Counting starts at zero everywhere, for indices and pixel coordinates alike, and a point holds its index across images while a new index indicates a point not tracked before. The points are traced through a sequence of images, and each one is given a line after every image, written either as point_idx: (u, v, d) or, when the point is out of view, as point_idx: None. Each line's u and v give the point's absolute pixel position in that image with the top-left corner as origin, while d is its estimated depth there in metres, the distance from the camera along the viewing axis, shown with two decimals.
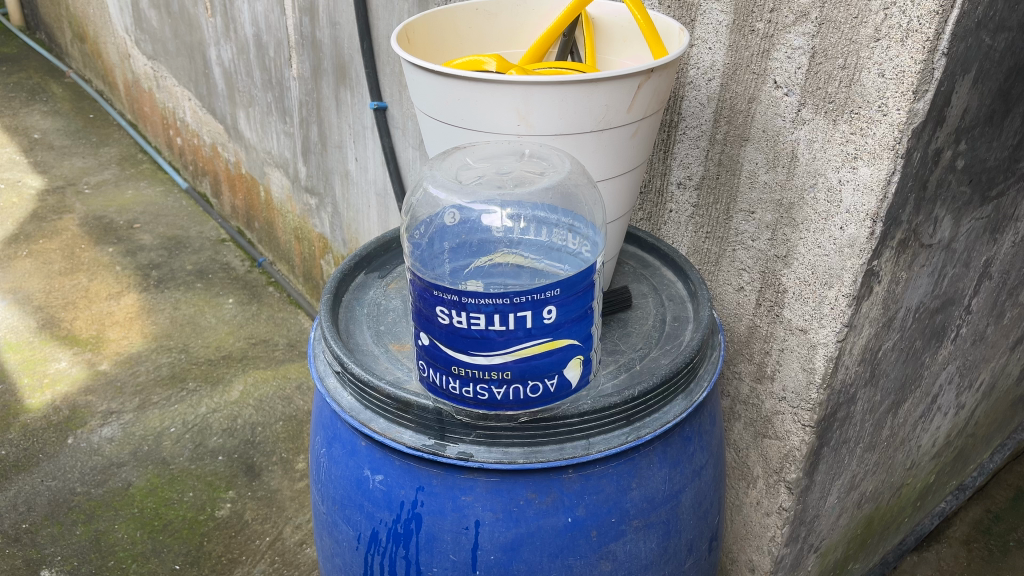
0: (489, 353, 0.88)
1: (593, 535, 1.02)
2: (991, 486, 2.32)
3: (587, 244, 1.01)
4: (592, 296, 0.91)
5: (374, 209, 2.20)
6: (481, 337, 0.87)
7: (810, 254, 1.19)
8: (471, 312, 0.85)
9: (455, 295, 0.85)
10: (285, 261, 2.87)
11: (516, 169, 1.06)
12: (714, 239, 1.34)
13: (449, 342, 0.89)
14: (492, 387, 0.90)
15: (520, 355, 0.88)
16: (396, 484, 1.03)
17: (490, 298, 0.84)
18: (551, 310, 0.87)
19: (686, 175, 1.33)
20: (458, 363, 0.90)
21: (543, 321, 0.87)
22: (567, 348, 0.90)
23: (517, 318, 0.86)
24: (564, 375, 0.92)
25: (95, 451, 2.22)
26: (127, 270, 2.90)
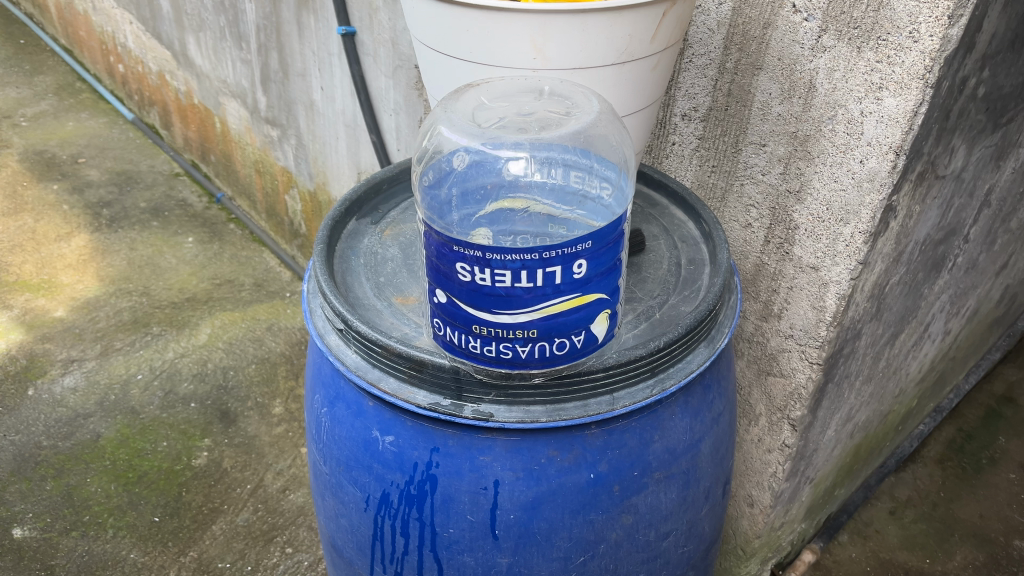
0: (514, 311, 0.82)
1: (615, 490, 0.99)
2: (962, 406, 2.36)
3: (608, 187, 0.94)
4: (622, 246, 0.85)
5: (344, 141, 2.09)
6: (506, 295, 0.81)
7: (825, 189, 1.15)
8: (496, 269, 0.79)
9: (478, 251, 0.79)
10: (244, 196, 2.73)
11: (540, 110, 0.99)
12: (720, 173, 1.27)
13: (470, 301, 0.83)
14: (516, 346, 0.85)
15: (547, 313, 0.82)
16: (408, 445, 0.98)
17: (517, 254, 0.78)
18: (581, 264, 0.80)
19: (691, 106, 1.26)
20: (479, 322, 0.84)
21: (572, 276, 0.81)
22: (595, 304, 0.85)
23: (546, 274, 0.80)
24: (591, 331, 0.87)
25: (59, 403, 2.13)
26: (76, 209, 2.74)
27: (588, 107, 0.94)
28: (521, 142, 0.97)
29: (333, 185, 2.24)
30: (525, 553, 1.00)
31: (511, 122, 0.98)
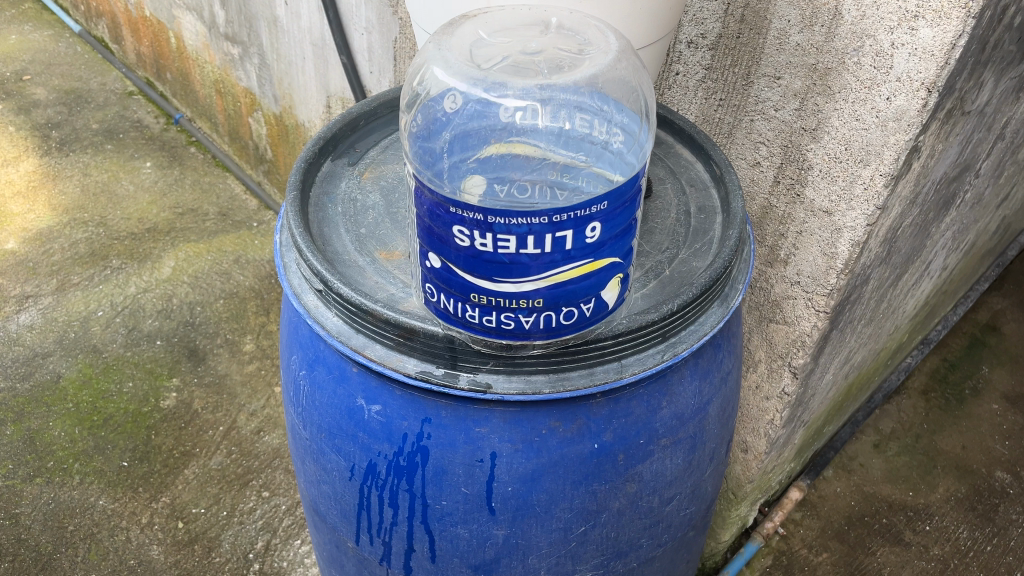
0: (519, 280, 0.73)
1: (619, 459, 0.92)
2: (947, 335, 2.33)
3: (620, 133, 0.84)
4: (638, 204, 0.76)
5: (311, 62, 1.94)
6: (510, 262, 0.72)
7: (845, 127, 1.05)
8: (499, 234, 0.70)
9: (478, 214, 0.69)
10: (205, 117, 2.57)
11: (547, 47, 0.86)
12: (728, 107, 1.17)
13: (468, 268, 0.74)
14: (519, 317, 0.76)
15: (556, 281, 0.73)
16: (397, 415, 0.90)
17: (523, 218, 0.69)
18: (594, 228, 0.71)
19: (699, 32, 1.15)
20: (478, 290, 0.75)
21: (584, 241, 0.72)
22: (607, 269, 0.76)
23: (556, 239, 0.71)
24: (602, 298, 0.78)
25: (15, 342, 2.01)
26: (22, 131, 2.56)
27: (604, 44, 0.83)
28: (530, 88, 0.83)
29: (300, 109, 2.09)
30: (523, 525, 0.93)
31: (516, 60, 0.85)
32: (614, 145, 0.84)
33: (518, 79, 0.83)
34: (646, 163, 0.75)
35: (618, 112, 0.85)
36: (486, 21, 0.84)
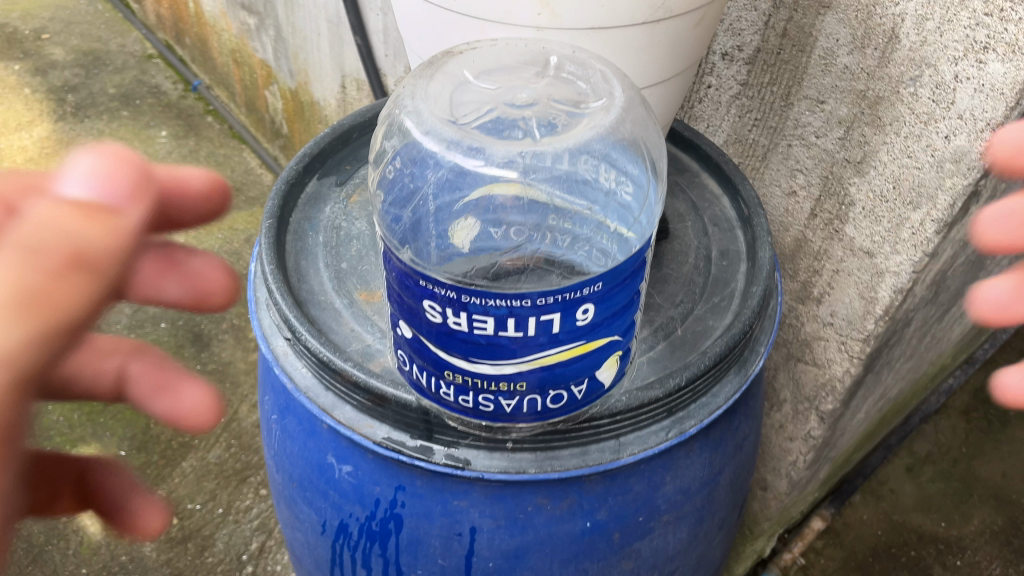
0: (499, 362, 0.63)
1: (615, 537, 0.83)
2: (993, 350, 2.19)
3: (628, 184, 0.78)
4: (643, 275, 0.65)
5: (326, 39, 1.83)
6: (488, 344, 0.62)
7: (894, 163, 0.92)
8: (475, 313, 0.60)
9: (451, 291, 0.59)
10: (223, 86, 2.48)
11: (543, 92, 0.77)
12: (764, 128, 1.05)
13: (441, 344, 0.64)
14: (499, 399, 0.66)
15: (541, 365, 0.63)
16: (369, 479, 0.81)
17: (502, 299, 0.59)
18: (586, 310, 0.61)
19: (735, 44, 1.03)
20: (452, 368, 0.65)
21: (574, 324, 0.62)
22: (603, 349, 0.66)
23: (540, 322, 0.60)
24: (596, 379, 0.68)
25: None
26: (38, 94, 2.49)
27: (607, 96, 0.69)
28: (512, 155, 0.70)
29: (315, 86, 1.99)
30: None
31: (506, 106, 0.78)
32: (620, 193, 0.78)
33: (501, 142, 0.69)
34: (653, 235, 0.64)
35: (628, 161, 0.77)
36: (471, 59, 0.72)
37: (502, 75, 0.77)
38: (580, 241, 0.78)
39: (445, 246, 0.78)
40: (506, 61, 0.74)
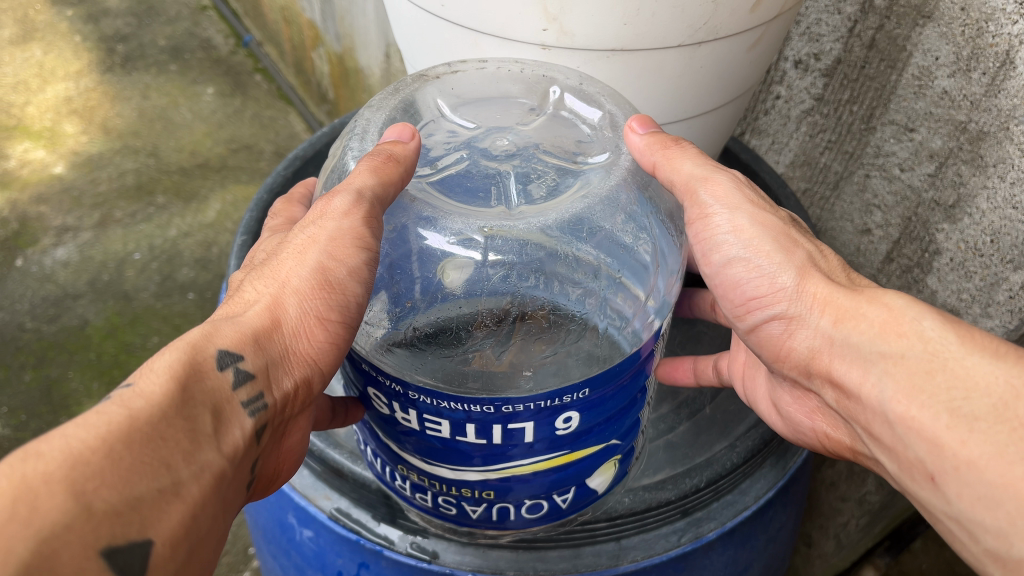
0: (459, 466, 0.54)
1: None
2: None
3: (646, 240, 0.64)
4: (646, 371, 0.55)
5: (371, 5, 1.70)
6: (445, 447, 0.53)
7: (994, 213, 0.76)
8: (426, 413, 0.51)
9: (396, 385, 0.50)
10: (272, 43, 2.37)
11: (533, 139, 0.72)
12: (838, 153, 0.90)
13: (393, 436, 0.55)
14: (462, 503, 0.57)
15: (508, 475, 0.53)
16: (331, 549, 0.70)
17: (458, 404, 0.49)
18: (568, 419, 0.51)
19: (813, 51, 0.87)
20: (407, 462, 0.56)
21: (553, 435, 0.51)
22: (595, 455, 0.55)
23: (506, 432, 0.50)
24: (587, 485, 0.58)
25: (47, 279, 1.91)
26: (88, 42, 2.43)
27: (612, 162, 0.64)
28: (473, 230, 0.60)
29: (360, 52, 1.86)
30: None
31: (482, 149, 0.71)
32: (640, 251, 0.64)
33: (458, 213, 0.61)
34: (664, 323, 0.58)
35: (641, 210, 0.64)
36: (453, 86, 0.70)
37: (487, 114, 0.73)
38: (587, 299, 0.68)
39: (431, 291, 0.66)
40: (495, 93, 0.71)
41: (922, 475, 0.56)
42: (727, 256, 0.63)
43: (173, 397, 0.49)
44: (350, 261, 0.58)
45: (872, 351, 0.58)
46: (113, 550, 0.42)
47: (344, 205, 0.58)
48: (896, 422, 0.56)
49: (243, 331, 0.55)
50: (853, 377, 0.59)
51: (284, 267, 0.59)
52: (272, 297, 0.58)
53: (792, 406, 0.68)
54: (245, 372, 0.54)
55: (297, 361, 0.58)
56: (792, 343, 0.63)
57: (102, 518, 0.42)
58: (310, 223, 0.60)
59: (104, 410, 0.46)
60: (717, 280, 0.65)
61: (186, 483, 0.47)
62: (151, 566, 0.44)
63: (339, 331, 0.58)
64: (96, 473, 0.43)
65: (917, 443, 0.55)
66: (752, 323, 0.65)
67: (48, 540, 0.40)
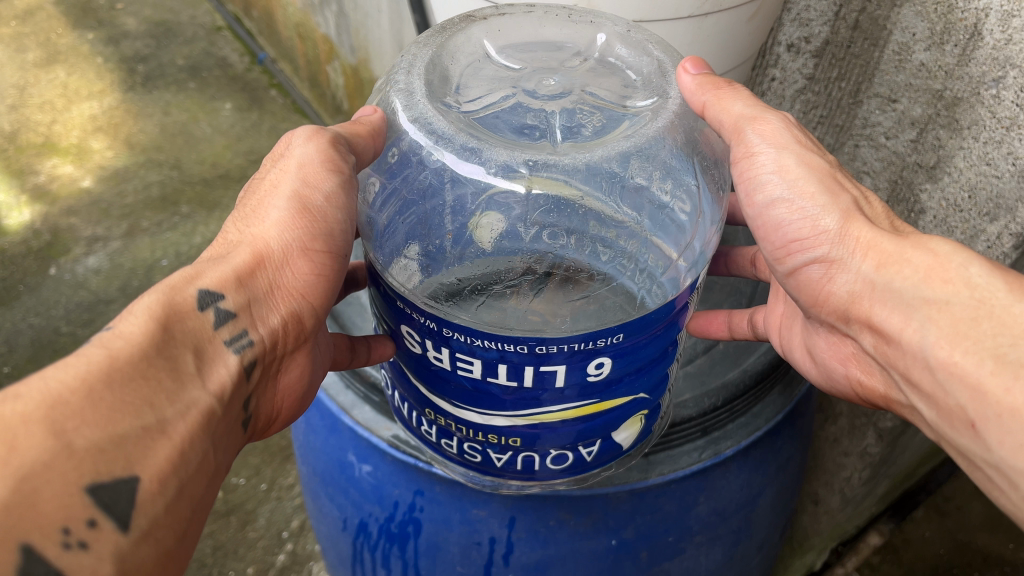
0: (490, 411, 0.62)
1: (643, 557, 0.78)
2: None
3: (684, 202, 0.74)
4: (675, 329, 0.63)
5: (386, 16, 1.80)
6: (477, 390, 0.61)
7: (971, 170, 0.85)
8: (459, 353, 0.58)
9: (431, 323, 0.58)
10: (287, 60, 2.47)
11: (577, 81, 0.79)
12: (830, 127, 0.99)
13: (425, 378, 0.63)
14: (489, 450, 0.65)
15: (537, 420, 0.62)
16: (388, 481, 0.79)
17: (493, 345, 0.56)
18: (602, 366, 0.58)
19: (803, 35, 0.96)
20: (436, 406, 0.65)
21: (585, 379, 0.59)
22: (624, 407, 0.64)
23: (537, 374, 0.58)
24: (613, 438, 0.66)
25: (80, 285, 2.00)
26: (110, 63, 2.53)
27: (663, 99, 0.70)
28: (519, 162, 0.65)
29: (375, 63, 1.97)
30: None
31: (529, 90, 0.78)
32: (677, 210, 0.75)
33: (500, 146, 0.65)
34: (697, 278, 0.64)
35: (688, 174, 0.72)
36: (499, 26, 0.78)
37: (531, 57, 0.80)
38: (622, 263, 0.81)
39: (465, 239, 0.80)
40: (533, 39, 0.80)
41: (963, 423, 0.62)
42: (771, 200, 0.68)
43: (150, 341, 0.58)
44: (324, 186, 0.68)
45: (917, 297, 0.63)
46: (97, 484, 0.52)
47: (305, 135, 0.70)
48: (938, 368, 0.62)
49: (223, 273, 0.66)
50: (897, 323, 0.65)
51: (262, 203, 0.70)
52: (255, 238, 0.69)
53: (827, 351, 0.74)
54: (224, 311, 0.65)
55: (281, 290, 0.68)
56: (832, 287, 0.68)
57: (81, 456, 0.51)
58: (281, 167, 0.71)
59: (88, 352, 0.56)
60: (759, 224, 0.70)
61: (170, 421, 0.57)
62: (142, 492, 0.54)
63: (315, 252, 0.69)
64: (71, 415, 0.52)
65: (960, 389, 0.61)
66: (792, 267, 0.70)
67: (32, 477, 0.49)
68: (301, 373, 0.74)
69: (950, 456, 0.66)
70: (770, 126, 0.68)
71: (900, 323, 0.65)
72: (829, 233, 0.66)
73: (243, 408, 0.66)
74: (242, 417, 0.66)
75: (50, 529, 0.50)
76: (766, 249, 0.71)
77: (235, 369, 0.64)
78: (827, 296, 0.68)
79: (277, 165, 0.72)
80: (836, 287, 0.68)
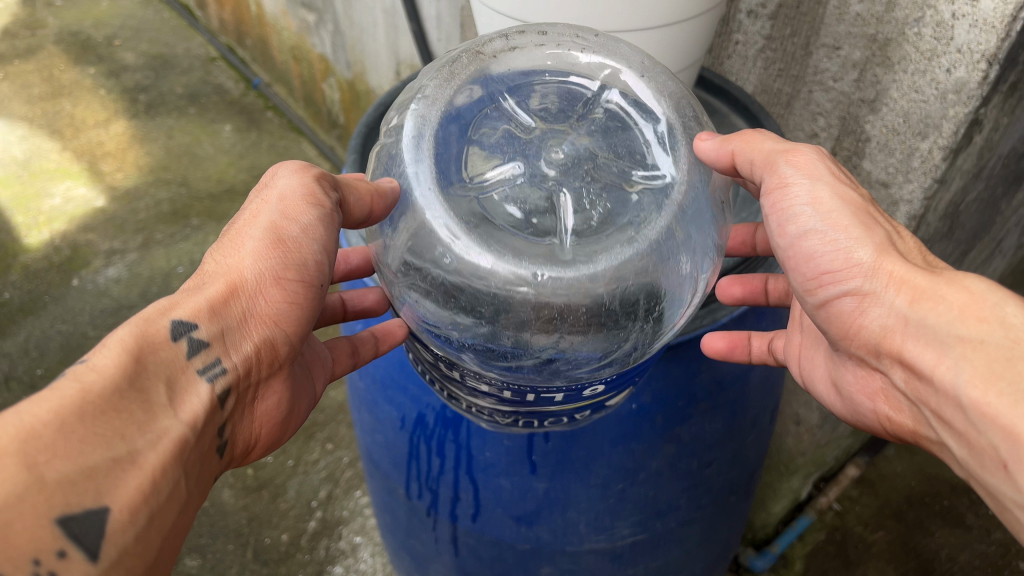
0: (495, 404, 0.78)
1: (658, 420, 0.95)
2: None
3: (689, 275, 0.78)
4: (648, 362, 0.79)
5: (382, 29, 1.98)
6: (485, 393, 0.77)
7: (904, 99, 1.04)
8: (473, 375, 0.74)
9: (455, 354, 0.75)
10: (281, 82, 2.65)
11: (586, 151, 0.85)
12: (787, 78, 1.18)
13: (439, 371, 0.79)
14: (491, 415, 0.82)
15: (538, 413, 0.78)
16: None
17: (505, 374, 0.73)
18: (597, 387, 0.74)
19: (759, 2, 1.15)
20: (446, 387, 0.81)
21: (584, 395, 0.75)
22: (614, 395, 0.80)
23: (540, 395, 0.74)
24: (603, 405, 0.82)
25: (102, 293, 2.12)
26: (113, 94, 2.69)
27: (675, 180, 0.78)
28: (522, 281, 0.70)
29: (371, 75, 2.15)
30: (563, 479, 0.97)
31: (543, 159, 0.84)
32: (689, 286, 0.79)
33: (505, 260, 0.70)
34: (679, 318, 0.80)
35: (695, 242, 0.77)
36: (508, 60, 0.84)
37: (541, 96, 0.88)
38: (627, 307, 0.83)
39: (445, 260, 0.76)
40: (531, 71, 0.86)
41: (997, 464, 0.69)
42: (806, 231, 0.77)
43: (120, 369, 0.69)
44: (301, 219, 0.78)
45: (951, 334, 0.71)
46: (68, 515, 0.63)
47: (294, 172, 0.81)
48: (971, 408, 0.69)
49: (196, 304, 0.76)
50: (930, 359, 0.73)
51: (242, 236, 0.80)
52: (229, 270, 0.79)
53: (857, 382, 0.85)
54: (197, 340, 0.76)
55: (257, 320, 0.78)
56: (866, 319, 0.77)
57: (50, 488, 0.62)
58: (262, 199, 0.81)
59: (63, 385, 0.67)
60: (793, 254, 0.79)
61: (141, 451, 0.68)
62: (111, 519, 0.65)
63: (290, 290, 0.79)
64: (44, 448, 0.62)
65: (993, 430, 0.68)
66: (826, 298, 0.79)
67: (7, 509, 0.60)
68: (276, 400, 0.85)
69: (980, 491, 0.73)
70: (806, 158, 0.79)
71: (934, 359, 0.73)
72: (863, 267, 0.75)
73: (216, 433, 0.78)
74: (216, 441, 0.78)
75: (19, 560, 0.61)
76: (798, 280, 0.80)
77: (206, 398, 0.75)
78: (860, 328, 0.77)
79: (258, 195, 0.82)
80: (869, 319, 0.77)
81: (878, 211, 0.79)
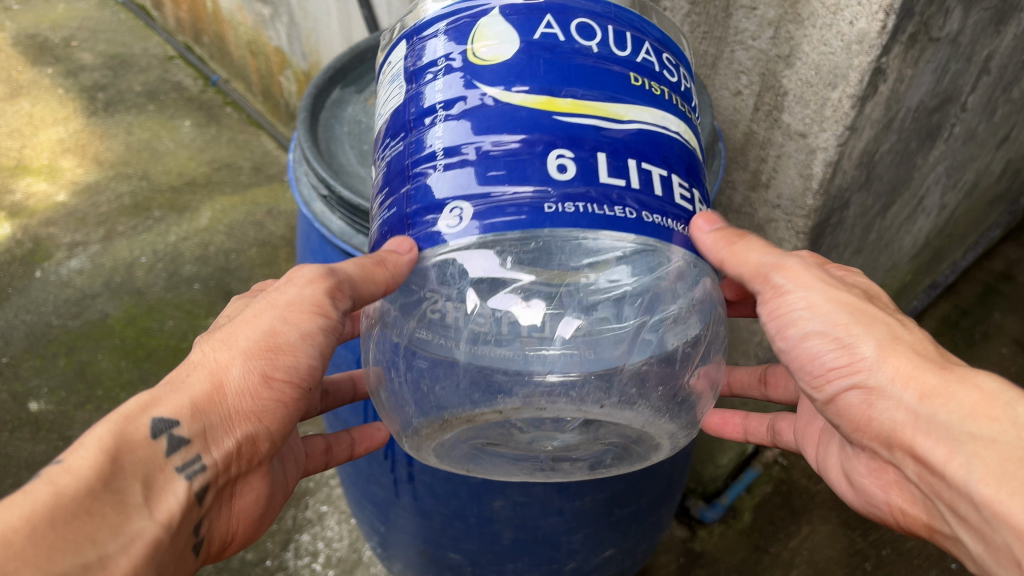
0: None
1: None
2: (974, 270, 2.28)
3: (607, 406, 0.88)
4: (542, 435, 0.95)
5: (335, 18, 2.04)
6: None
7: (814, 52, 1.12)
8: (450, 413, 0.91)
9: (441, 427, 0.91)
10: (239, 78, 2.70)
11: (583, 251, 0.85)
12: (712, 40, 1.27)
13: None
14: None
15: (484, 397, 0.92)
16: None
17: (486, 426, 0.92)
18: None
19: None
20: None
21: None
22: None
23: None
24: None
25: (66, 284, 2.16)
26: (71, 93, 2.72)
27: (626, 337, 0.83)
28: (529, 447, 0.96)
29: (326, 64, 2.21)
30: None
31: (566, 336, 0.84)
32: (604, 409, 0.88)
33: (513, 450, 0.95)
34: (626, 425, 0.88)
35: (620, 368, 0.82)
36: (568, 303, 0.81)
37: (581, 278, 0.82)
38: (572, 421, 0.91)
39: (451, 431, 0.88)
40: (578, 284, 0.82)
41: (1012, 562, 0.67)
42: (807, 332, 0.76)
43: (96, 470, 0.66)
44: (303, 327, 0.75)
45: (962, 432, 0.69)
46: None
47: (312, 275, 0.76)
48: (984, 506, 0.67)
49: (180, 402, 0.72)
50: (942, 454, 0.70)
51: (237, 330, 0.75)
52: (216, 365, 0.73)
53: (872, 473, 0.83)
54: (178, 437, 0.71)
55: (238, 419, 0.74)
56: (875, 411, 0.74)
57: None
58: (271, 292, 0.77)
59: (36, 487, 0.63)
60: (795, 354, 0.78)
61: (112, 555, 0.64)
62: None
63: (275, 398, 0.75)
64: (15, 556, 0.58)
65: (1006, 528, 0.66)
66: (835, 393, 0.77)
67: None
68: (254, 497, 0.84)
69: None
70: (791, 270, 0.77)
71: (945, 454, 0.70)
72: (866, 362, 0.73)
73: (192, 531, 0.75)
74: (191, 540, 0.76)
75: None
76: (805, 378, 0.79)
77: (183, 496, 0.72)
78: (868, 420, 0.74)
79: (267, 293, 0.78)
80: (877, 412, 0.74)
81: (881, 306, 0.77)
